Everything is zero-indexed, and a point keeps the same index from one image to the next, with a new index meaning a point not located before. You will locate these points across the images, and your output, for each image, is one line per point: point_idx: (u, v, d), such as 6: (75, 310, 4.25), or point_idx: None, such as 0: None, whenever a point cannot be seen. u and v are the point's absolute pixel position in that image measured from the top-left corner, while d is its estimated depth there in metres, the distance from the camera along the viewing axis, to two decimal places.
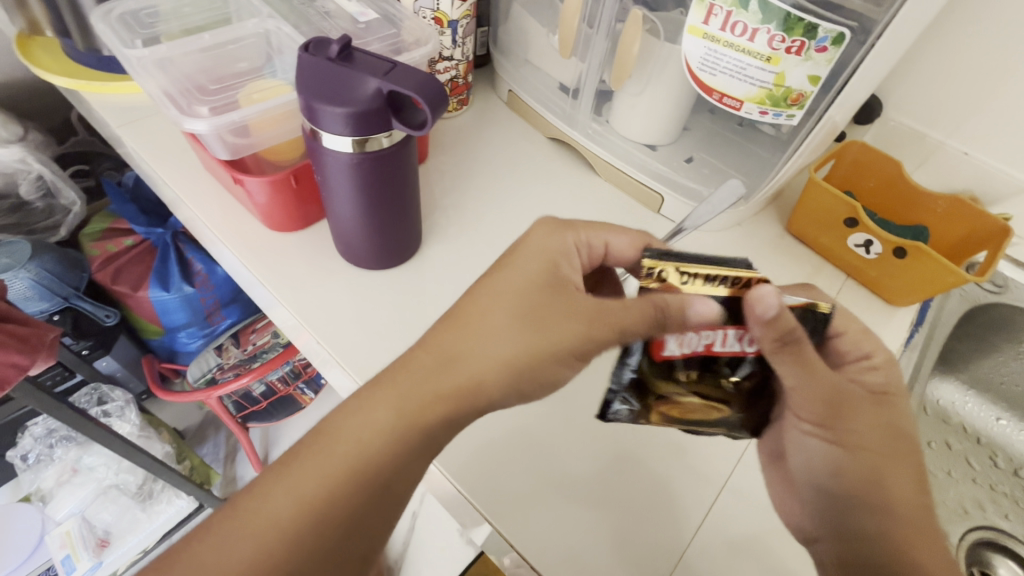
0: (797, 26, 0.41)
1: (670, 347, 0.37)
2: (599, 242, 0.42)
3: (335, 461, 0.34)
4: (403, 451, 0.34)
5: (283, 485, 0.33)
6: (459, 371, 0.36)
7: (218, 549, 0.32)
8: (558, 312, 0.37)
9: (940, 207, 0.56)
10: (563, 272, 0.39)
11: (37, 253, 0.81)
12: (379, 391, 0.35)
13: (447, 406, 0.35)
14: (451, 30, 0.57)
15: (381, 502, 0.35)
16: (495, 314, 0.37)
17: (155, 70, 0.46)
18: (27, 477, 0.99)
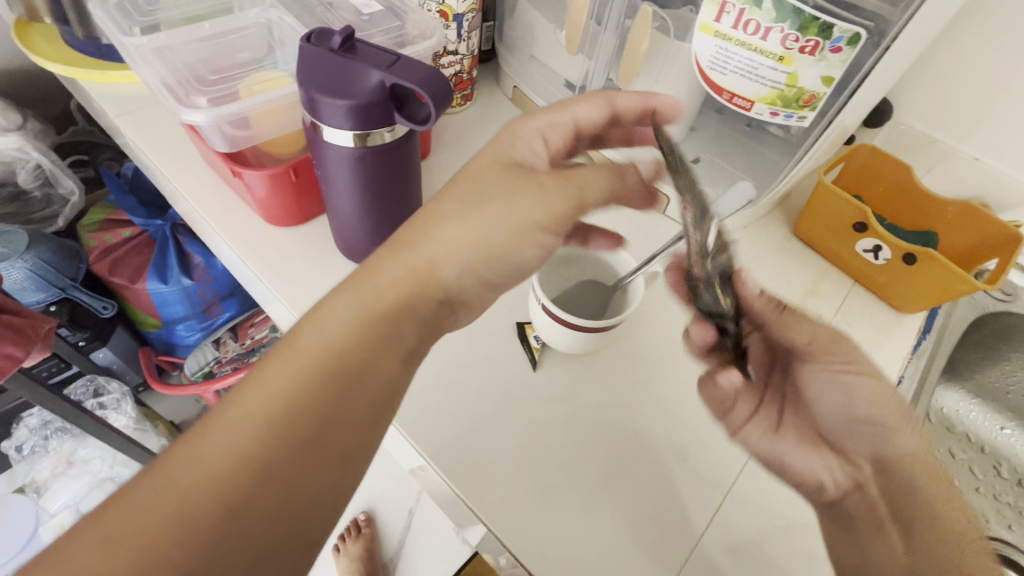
0: (812, 24, 0.40)
1: None
2: (568, 118, 0.41)
3: (300, 355, 0.31)
4: (359, 333, 0.33)
5: (229, 417, 0.30)
6: (420, 253, 0.35)
7: (183, 469, 0.29)
8: (526, 182, 0.36)
9: (950, 213, 0.56)
10: (523, 161, 0.38)
11: (33, 243, 0.80)
12: (336, 291, 0.34)
13: (409, 293, 0.35)
14: (456, 24, 0.56)
15: (349, 397, 0.32)
16: (453, 200, 0.36)
17: (154, 59, 0.45)
18: (22, 468, 0.99)
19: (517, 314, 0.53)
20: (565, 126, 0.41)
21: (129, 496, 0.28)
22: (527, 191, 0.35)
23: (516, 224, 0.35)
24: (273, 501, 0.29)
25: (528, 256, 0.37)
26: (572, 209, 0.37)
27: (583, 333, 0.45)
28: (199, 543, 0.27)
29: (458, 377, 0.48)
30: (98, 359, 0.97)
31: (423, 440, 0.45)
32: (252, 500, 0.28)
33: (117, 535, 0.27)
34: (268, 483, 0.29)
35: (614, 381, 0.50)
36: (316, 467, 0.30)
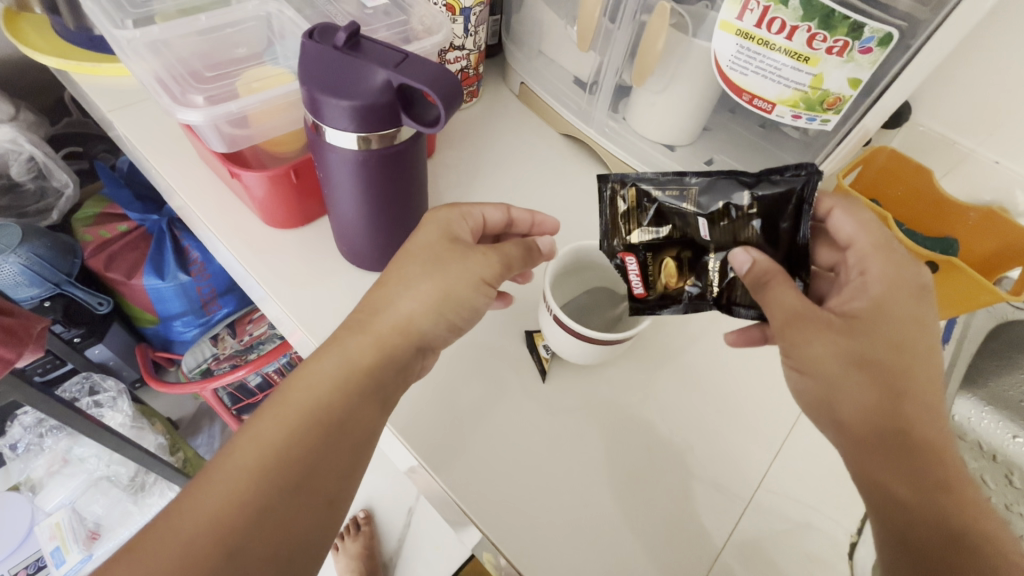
0: (842, 24, 0.39)
1: (636, 284, 0.42)
2: (478, 215, 0.42)
3: (290, 409, 0.33)
4: (340, 393, 0.34)
5: (222, 475, 0.32)
6: (393, 312, 0.36)
7: (180, 522, 0.30)
8: (459, 255, 0.38)
9: (971, 219, 0.55)
10: (458, 234, 0.40)
11: (26, 238, 0.78)
12: (321, 350, 0.36)
13: (387, 346, 0.36)
14: (463, 18, 0.53)
15: (332, 454, 0.34)
16: (417, 260, 0.38)
17: (148, 53, 0.43)
18: (16, 467, 0.96)
19: (524, 321, 0.52)
20: (477, 220, 0.42)
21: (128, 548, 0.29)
22: (464, 260, 0.38)
23: (459, 286, 0.37)
24: (264, 548, 0.31)
25: (481, 307, 0.39)
26: (499, 271, 0.39)
27: (597, 345, 0.44)
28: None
29: (465, 386, 0.47)
30: (94, 356, 0.96)
31: (429, 454, 0.43)
32: (244, 548, 0.30)
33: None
34: (259, 532, 0.31)
35: (625, 391, 0.49)
36: (303, 515, 0.32)
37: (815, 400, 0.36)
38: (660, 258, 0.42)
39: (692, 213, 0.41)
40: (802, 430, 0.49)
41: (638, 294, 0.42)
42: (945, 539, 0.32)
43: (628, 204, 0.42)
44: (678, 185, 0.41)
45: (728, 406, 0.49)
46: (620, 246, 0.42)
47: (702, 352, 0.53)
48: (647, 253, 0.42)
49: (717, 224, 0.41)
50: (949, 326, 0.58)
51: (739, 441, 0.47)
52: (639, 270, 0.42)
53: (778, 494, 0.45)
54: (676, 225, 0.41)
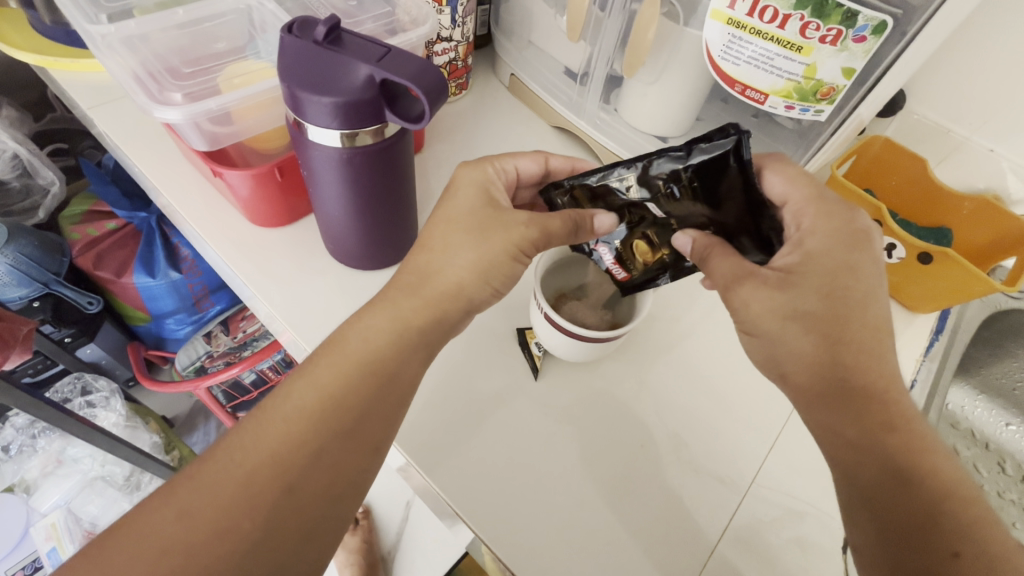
0: (836, 12, 0.38)
1: (616, 271, 0.43)
2: (512, 166, 0.43)
3: (343, 357, 0.34)
4: (390, 351, 0.35)
5: (281, 411, 0.33)
6: (439, 279, 0.37)
7: (244, 451, 0.32)
8: (500, 222, 0.38)
9: (966, 209, 0.54)
10: (495, 194, 0.40)
11: (12, 237, 0.76)
12: (346, 328, 0.36)
13: (434, 306, 0.37)
14: (450, 9, 0.52)
15: (382, 405, 0.34)
16: (457, 226, 0.38)
17: (124, 49, 0.42)
18: (9, 469, 0.96)
19: (516, 319, 0.51)
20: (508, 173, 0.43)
21: (150, 513, 0.30)
22: (505, 228, 0.37)
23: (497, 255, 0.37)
24: (294, 517, 0.31)
25: (511, 278, 0.39)
26: (543, 238, 0.38)
27: (587, 343, 0.43)
28: (229, 558, 0.29)
29: (457, 386, 0.46)
30: (85, 355, 0.95)
31: (421, 455, 0.43)
32: (275, 515, 0.30)
33: (138, 558, 0.28)
34: (288, 502, 0.31)
35: (618, 387, 0.49)
36: (332, 484, 0.32)
37: (765, 359, 0.36)
38: (627, 241, 0.41)
39: (640, 199, 0.39)
40: (797, 424, 0.49)
41: (622, 277, 0.43)
42: (891, 476, 0.31)
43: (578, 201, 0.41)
44: (613, 180, 0.39)
45: (722, 401, 0.49)
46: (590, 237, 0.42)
47: (695, 346, 0.52)
48: (615, 236, 0.42)
49: (667, 203, 0.39)
50: (944, 316, 0.58)
51: (733, 434, 0.47)
52: (615, 260, 0.42)
53: (773, 488, 0.45)
54: (631, 210, 0.40)
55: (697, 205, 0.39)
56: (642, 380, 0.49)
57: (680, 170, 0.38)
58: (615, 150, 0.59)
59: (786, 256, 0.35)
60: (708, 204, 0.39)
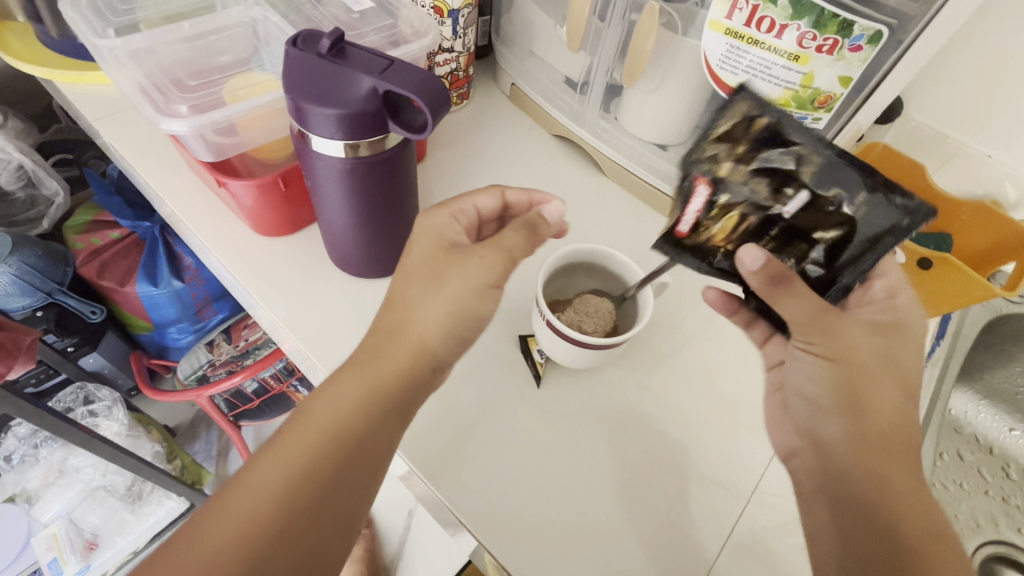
0: (831, 23, 0.39)
1: (684, 221, 0.42)
2: (468, 206, 0.41)
3: (314, 428, 0.33)
4: (362, 419, 0.34)
5: (251, 486, 0.32)
6: (409, 332, 0.35)
7: (212, 533, 0.31)
8: (457, 263, 0.36)
9: (965, 214, 0.54)
10: (454, 238, 0.39)
11: (17, 247, 0.77)
12: (313, 392, 0.35)
13: (410, 371, 0.35)
14: (451, 21, 0.53)
15: (355, 477, 0.34)
16: (417, 277, 0.36)
17: (130, 61, 0.42)
18: (11, 478, 0.95)
19: (518, 326, 0.51)
20: (466, 212, 0.41)
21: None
22: (464, 261, 0.36)
23: (466, 299, 0.36)
24: None
25: None
26: (498, 276, 0.37)
27: (591, 350, 0.44)
28: None
29: (460, 394, 0.46)
30: (87, 364, 0.95)
31: (425, 462, 0.43)
32: None
33: None
34: None
35: (620, 394, 0.49)
36: (300, 564, 0.32)
37: (835, 383, 0.38)
38: (722, 207, 0.40)
39: (802, 183, 0.37)
40: None
41: (681, 231, 0.42)
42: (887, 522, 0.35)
43: (742, 135, 0.38)
44: (807, 150, 0.37)
45: (725, 407, 0.49)
46: (702, 170, 0.40)
47: (697, 352, 0.52)
48: (721, 194, 0.40)
49: (813, 208, 0.37)
50: (944, 322, 0.58)
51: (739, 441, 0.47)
52: (699, 205, 0.41)
53: (777, 494, 0.45)
54: (775, 185, 0.38)
55: (829, 234, 0.38)
56: (644, 386, 0.49)
57: (859, 194, 0.36)
58: (616, 159, 0.59)
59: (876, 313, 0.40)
60: (835, 240, 0.38)
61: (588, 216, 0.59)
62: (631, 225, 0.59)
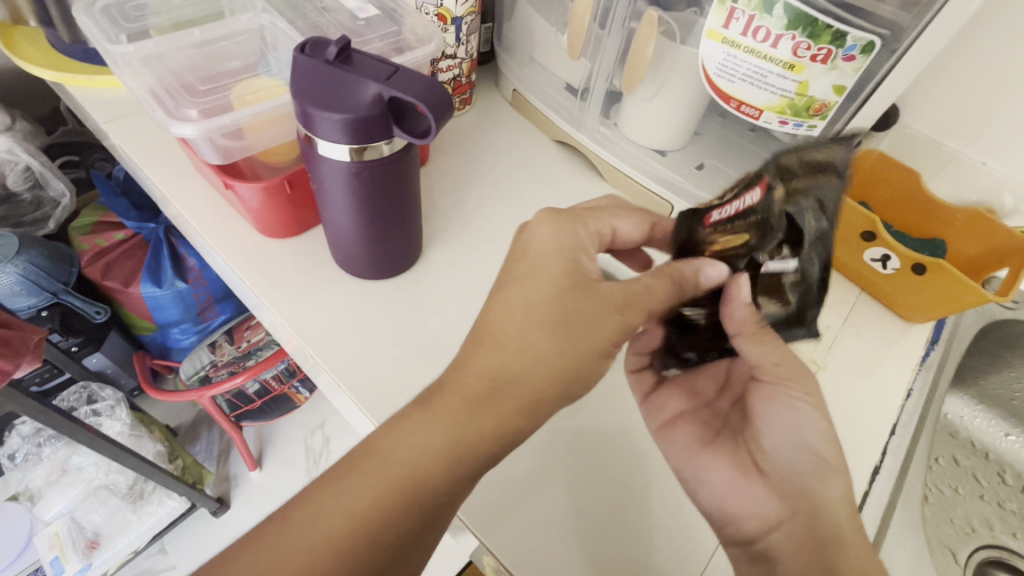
0: (825, 33, 0.39)
1: (716, 215, 0.39)
2: (608, 227, 0.43)
3: (395, 480, 0.33)
4: (448, 471, 0.34)
5: (325, 526, 0.32)
6: (515, 389, 0.35)
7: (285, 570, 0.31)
8: (592, 309, 0.36)
9: (959, 221, 0.55)
10: (583, 265, 0.39)
11: (23, 248, 0.78)
12: (388, 436, 0.35)
13: (507, 427, 0.35)
14: (454, 28, 0.54)
15: (429, 523, 0.35)
16: (533, 320, 0.36)
17: (141, 66, 0.43)
18: (16, 476, 0.97)
19: None
20: (602, 235, 0.43)
21: None
22: (594, 319, 0.36)
23: (583, 355, 0.36)
24: None
25: None
26: (623, 331, 0.37)
27: None
28: None
29: None
30: (91, 364, 0.96)
31: None
32: None
33: None
34: None
35: (618, 394, 0.49)
36: None
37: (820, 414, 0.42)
38: (743, 225, 0.36)
39: (797, 253, 0.35)
40: None
41: (710, 220, 0.40)
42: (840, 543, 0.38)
43: (811, 175, 0.34)
44: (820, 231, 0.34)
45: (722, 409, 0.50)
46: (769, 174, 0.34)
47: None
48: (755, 213, 0.35)
49: (782, 272, 0.36)
50: (940, 327, 0.59)
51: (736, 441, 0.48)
52: (737, 208, 0.37)
53: None
54: (788, 241, 0.35)
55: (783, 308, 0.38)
56: None
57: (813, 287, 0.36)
58: (615, 164, 0.60)
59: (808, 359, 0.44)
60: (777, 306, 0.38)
61: None
62: None
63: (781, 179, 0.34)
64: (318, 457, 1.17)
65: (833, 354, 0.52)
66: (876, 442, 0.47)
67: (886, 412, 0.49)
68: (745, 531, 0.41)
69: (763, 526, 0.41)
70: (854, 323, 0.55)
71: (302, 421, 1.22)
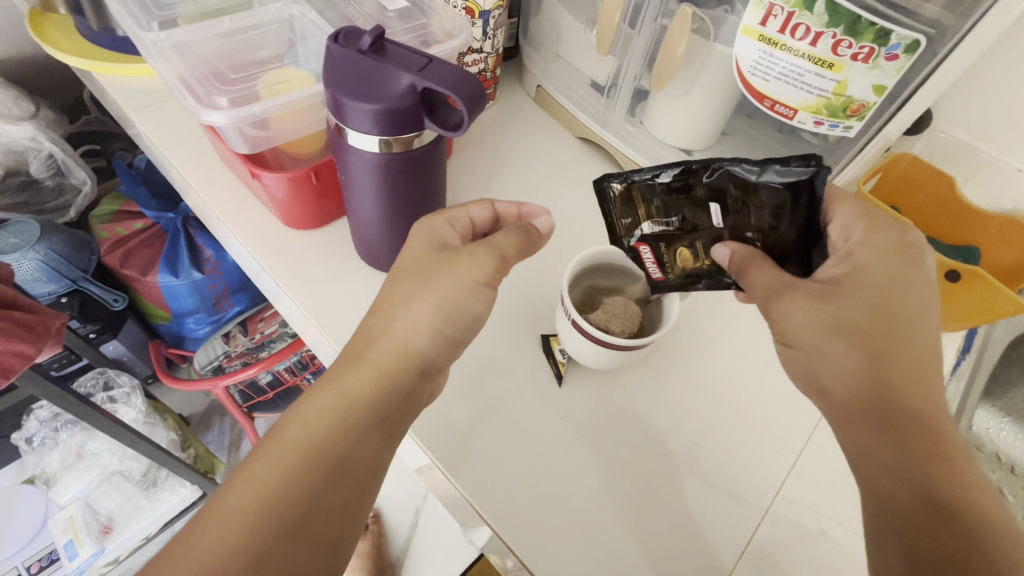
0: (868, 31, 0.38)
1: (654, 271, 0.43)
2: (462, 216, 0.41)
3: (288, 447, 0.32)
4: (336, 430, 0.33)
5: (225, 510, 0.30)
6: (390, 335, 0.36)
7: (186, 564, 0.29)
8: (440, 261, 0.37)
9: (993, 227, 0.54)
10: (442, 238, 0.39)
11: (45, 234, 0.79)
12: (290, 412, 0.34)
13: (387, 374, 0.35)
14: (482, 21, 0.53)
15: (333, 494, 0.32)
16: (405, 279, 0.37)
17: (172, 54, 0.44)
18: (33, 460, 0.97)
19: (540, 326, 0.51)
20: (458, 219, 0.40)
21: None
22: (451, 265, 0.36)
23: (451, 293, 0.36)
24: None
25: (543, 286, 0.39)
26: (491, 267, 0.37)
27: (615, 351, 0.44)
28: None
29: (480, 392, 0.47)
30: (108, 351, 0.97)
31: (447, 457, 0.43)
32: None
33: None
34: None
35: (639, 397, 0.49)
36: None
37: (802, 372, 0.37)
38: (673, 252, 0.42)
39: (702, 198, 0.40)
40: (820, 441, 0.48)
41: (657, 278, 0.44)
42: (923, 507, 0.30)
43: (635, 201, 0.42)
44: (687, 171, 0.39)
45: (745, 415, 0.49)
46: (628, 239, 0.43)
47: (718, 359, 0.52)
48: (660, 245, 0.42)
49: (731, 209, 0.40)
50: (971, 336, 0.57)
51: (759, 451, 0.47)
52: (652, 258, 0.43)
53: (796, 503, 0.45)
54: (695, 209, 0.41)
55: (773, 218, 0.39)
56: (663, 392, 0.49)
57: (751, 179, 0.38)
58: (640, 162, 0.59)
59: (832, 268, 0.38)
60: (770, 214, 0.39)
61: None
62: None
63: (623, 227, 0.43)
64: None
65: None
66: None
67: None
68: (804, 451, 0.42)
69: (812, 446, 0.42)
70: None
71: None
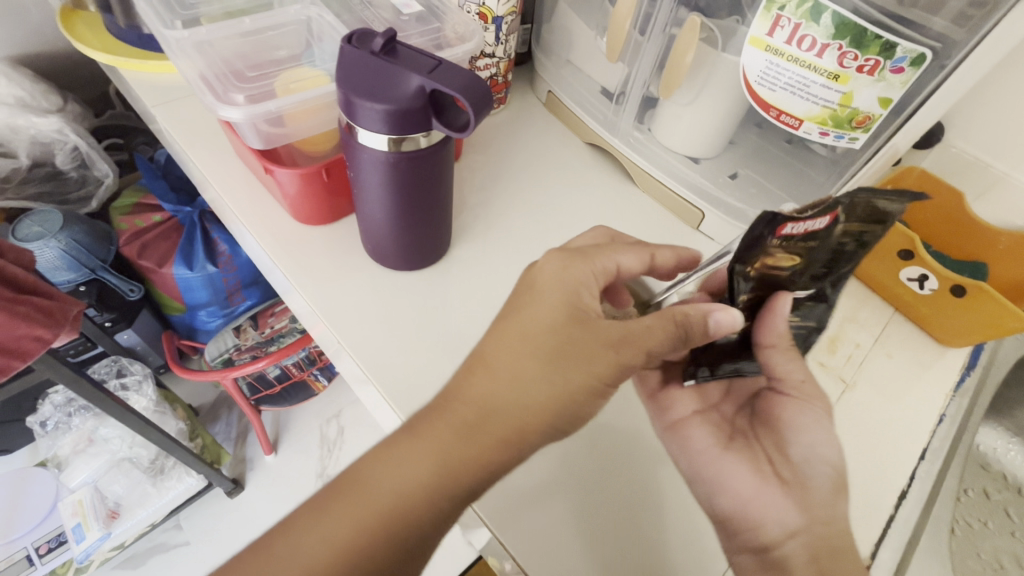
0: (874, 43, 0.39)
1: (788, 228, 0.30)
2: (612, 263, 0.42)
3: (368, 506, 0.34)
4: (421, 498, 0.34)
5: (298, 548, 0.33)
6: (498, 419, 0.35)
7: None
8: (584, 346, 0.36)
9: (1003, 244, 0.54)
10: (582, 301, 0.38)
11: (66, 224, 0.82)
12: (375, 465, 0.35)
13: (488, 456, 0.34)
14: (494, 27, 0.54)
15: (405, 551, 0.34)
16: (524, 353, 0.36)
17: (194, 52, 0.45)
18: (46, 444, 1.01)
19: None
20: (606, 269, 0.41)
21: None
22: (584, 360, 0.36)
23: (569, 390, 0.35)
24: None
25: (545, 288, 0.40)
26: (618, 370, 0.36)
27: None
28: None
29: None
30: (123, 340, 1.00)
31: None
32: None
33: None
34: None
35: None
36: None
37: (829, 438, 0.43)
38: (795, 243, 0.32)
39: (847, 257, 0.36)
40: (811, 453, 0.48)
41: (782, 232, 0.31)
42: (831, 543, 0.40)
43: (878, 213, 0.33)
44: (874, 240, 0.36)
45: None
46: (842, 202, 0.31)
47: None
48: (815, 235, 0.33)
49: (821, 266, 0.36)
50: (977, 352, 0.56)
51: None
52: (805, 230, 0.31)
53: None
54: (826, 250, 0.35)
55: (803, 325, 0.41)
56: None
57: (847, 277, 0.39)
58: (647, 169, 0.60)
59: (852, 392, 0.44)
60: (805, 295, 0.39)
61: (617, 224, 0.60)
62: (659, 235, 0.59)
63: (864, 224, 0.33)
64: (333, 446, 1.19)
65: (863, 374, 0.51)
66: (905, 465, 0.46)
67: (918, 437, 0.47)
68: (762, 539, 0.41)
69: (781, 534, 0.41)
70: (885, 344, 0.53)
71: (318, 410, 1.24)
